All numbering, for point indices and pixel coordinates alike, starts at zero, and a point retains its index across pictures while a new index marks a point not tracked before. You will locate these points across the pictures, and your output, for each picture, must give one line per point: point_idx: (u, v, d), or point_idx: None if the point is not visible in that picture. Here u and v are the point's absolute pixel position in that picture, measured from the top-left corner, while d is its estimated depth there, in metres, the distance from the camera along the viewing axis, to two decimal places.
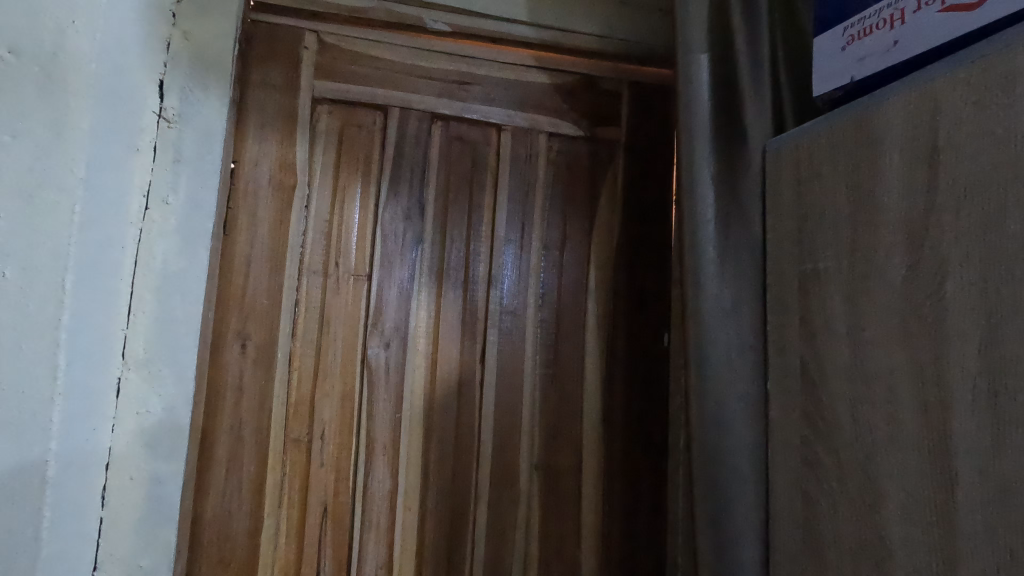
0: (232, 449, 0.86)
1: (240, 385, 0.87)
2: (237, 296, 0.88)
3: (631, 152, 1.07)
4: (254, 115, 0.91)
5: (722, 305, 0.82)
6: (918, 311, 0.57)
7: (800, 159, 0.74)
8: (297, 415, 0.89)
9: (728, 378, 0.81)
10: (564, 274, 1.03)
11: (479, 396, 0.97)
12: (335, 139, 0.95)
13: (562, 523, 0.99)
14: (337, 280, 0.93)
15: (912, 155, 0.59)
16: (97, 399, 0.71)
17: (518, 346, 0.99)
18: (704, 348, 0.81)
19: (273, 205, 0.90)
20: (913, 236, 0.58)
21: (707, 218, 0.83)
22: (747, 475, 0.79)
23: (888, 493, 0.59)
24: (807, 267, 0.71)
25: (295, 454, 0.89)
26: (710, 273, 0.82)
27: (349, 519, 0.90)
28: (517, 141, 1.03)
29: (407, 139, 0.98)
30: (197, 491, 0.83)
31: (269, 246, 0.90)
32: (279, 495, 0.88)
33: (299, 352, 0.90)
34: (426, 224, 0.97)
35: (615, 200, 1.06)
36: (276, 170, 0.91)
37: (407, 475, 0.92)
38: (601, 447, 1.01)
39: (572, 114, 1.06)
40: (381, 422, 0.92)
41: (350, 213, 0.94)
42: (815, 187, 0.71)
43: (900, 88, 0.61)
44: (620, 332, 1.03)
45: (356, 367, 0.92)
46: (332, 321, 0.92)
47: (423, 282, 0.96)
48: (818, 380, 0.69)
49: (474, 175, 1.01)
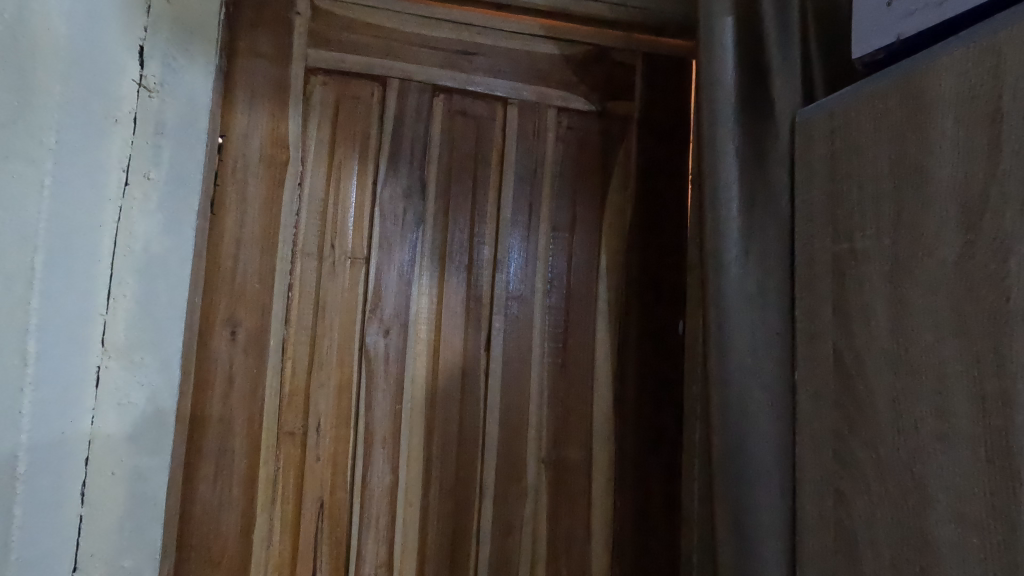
0: (222, 442, 0.81)
1: (231, 374, 0.82)
2: (226, 279, 0.82)
3: (645, 128, 1.01)
4: (243, 86, 0.85)
5: (746, 289, 0.76)
6: (974, 293, 0.52)
7: (835, 128, 0.68)
8: (291, 406, 0.84)
9: (752, 368, 0.75)
10: (574, 257, 0.97)
11: (484, 386, 0.92)
12: (330, 112, 0.89)
13: (572, 520, 0.94)
14: (332, 263, 0.87)
15: (970, 117, 0.53)
16: (72, 389, 0.65)
17: (525, 334, 0.94)
18: (726, 335, 0.76)
19: (264, 183, 0.85)
20: (969, 209, 0.52)
21: (730, 195, 0.77)
22: (773, 472, 0.73)
23: (936, 494, 0.53)
24: (843, 247, 0.65)
25: (290, 448, 0.84)
26: (733, 255, 0.76)
27: (347, 516, 0.85)
28: (523, 116, 0.97)
29: (407, 113, 0.92)
30: (185, 486, 0.79)
31: (260, 226, 0.84)
32: (272, 491, 0.83)
33: (293, 339, 0.85)
34: (427, 204, 0.91)
35: (628, 179, 1.00)
36: (267, 145, 0.85)
37: (408, 469, 0.87)
38: (613, 440, 0.96)
39: (582, 87, 0.99)
40: (380, 414, 0.87)
41: (346, 191, 0.89)
42: (852, 158, 0.65)
43: (954, 44, 0.54)
44: (633, 319, 0.98)
45: (353, 356, 0.87)
46: (328, 307, 0.86)
47: (425, 266, 0.91)
48: (854, 370, 0.63)
49: (479, 152, 0.95)
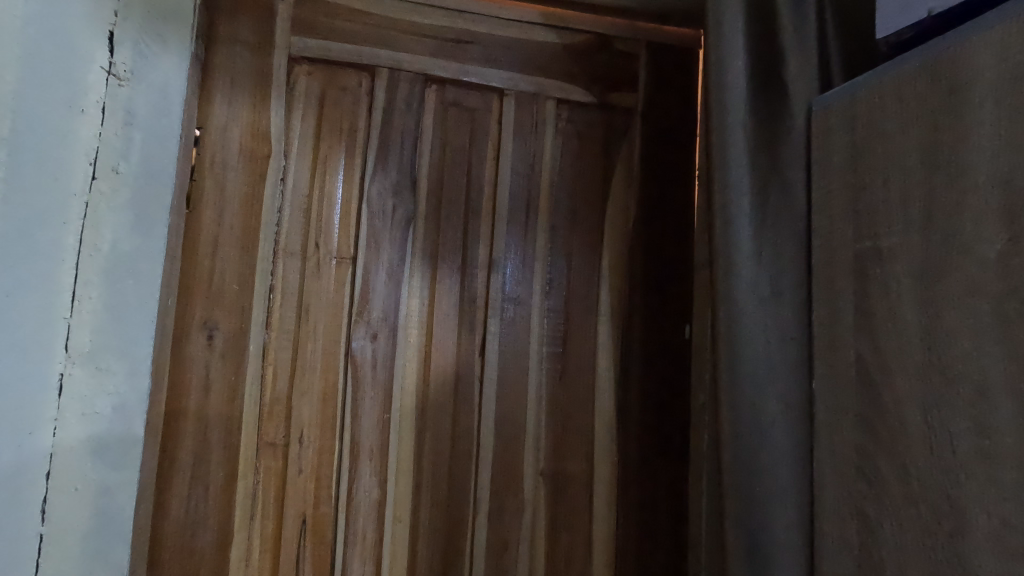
0: (197, 453, 0.75)
1: (207, 382, 0.76)
2: (203, 280, 0.77)
3: (649, 120, 0.96)
4: (222, 74, 0.80)
5: (759, 290, 0.70)
6: (1020, 294, 0.46)
7: (855, 115, 0.62)
8: (272, 415, 0.79)
9: (766, 375, 0.69)
10: (574, 256, 0.92)
11: (478, 393, 0.86)
12: (316, 103, 0.84)
13: (572, 536, 0.88)
14: (316, 264, 0.82)
15: (1014, 99, 0.47)
16: (31, 400, 0.59)
17: (522, 337, 0.89)
18: (737, 340, 0.70)
19: (244, 178, 0.80)
20: (1013, 200, 0.47)
21: (741, 190, 0.71)
22: (789, 488, 0.67)
23: (976, 519, 0.48)
24: (865, 245, 0.60)
25: (270, 460, 0.78)
26: (744, 253, 0.71)
27: (331, 532, 0.79)
28: (520, 107, 0.92)
29: (397, 104, 0.87)
30: (157, 501, 0.73)
31: (240, 224, 0.79)
32: (250, 506, 0.77)
33: (274, 345, 0.80)
34: (418, 201, 0.86)
35: (630, 174, 0.95)
36: (247, 138, 0.80)
37: (397, 482, 0.82)
38: (615, 449, 0.90)
39: (583, 77, 0.94)
40: (367, 424, 0.82)
41: (332, 187, 0.83)
42: (876, 148, 0.59)
43: (996, 18, 0.49)
44: (637, 322, 0.92)
45: (338, 362, 0.81)
46: (312, 309, 0.81)
47: (416, 266, 0.85)
48: (879, 379, 0.57)
49: (473, 146, 0.90)
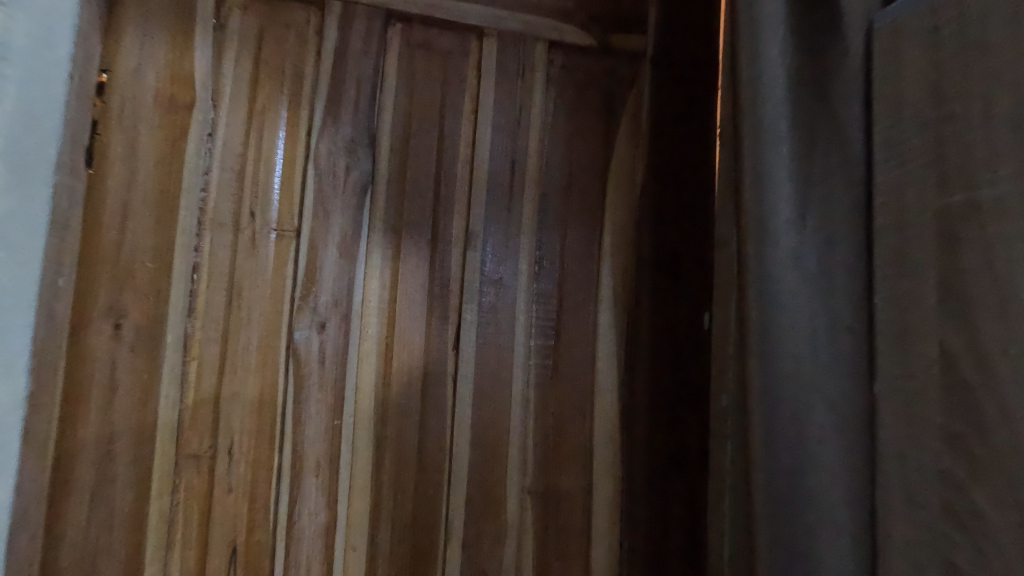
0: (103, 468, 0.61)
1: (114, 381, 0.62)
2: (108, 256, 0.63)
3: (660, 66, 0.80)
4: (133, 5, 0.65)
5: (803, 266, 0.53)
6: None
7: (941, 21, 0.46)
8: (196, 421, 0.64)
9: (814, 379, 0.52)
10: (569, 231, 0.78)
11: (450, 394, 0.72)
12: (252, 43, 0.69)
13: (565, 564, 0.74)
14: (251, 237, 0.67)
15: None
16: None
17: (503, 326, 0.74)
18: (773, 334, 0.52)
19: (160, 133, 0.65)
20: None
21: (779, 134, 0.54)
22: (846, 532, 0.50)
23: None
24: (959, 199, 0.44)
25: (194, 477, 0.64)
26: (783, 218, 0.53)
27: (269, 564, 0.65)
28: (504, 51, 0.77)
29: (352, 45, 0.71)
30: (47, 528, 0.59)
31: (156, 189, 0.65)
32: (166, 532, 0.63)
33: (198, 336, 0.65)
34: (379, 162, 0.71)
35: (637, 136, 0.81)
36: (166, 84, 0.66)
37: (350, 503, 0.68)
38: (615, 459, 0.77)
39: (581, 16, 0.80)
40: (312, 434, 0.67)
41: (271, 145, 0.69)
42: (975, 65, 0.43)
43: None
44: (645, 308, 0.77)
45: (278, 357, 0.67)
46: (245, 293, 0.67)
47: (375, 242, 0.71)
48: (984, 385, 0.41)
49: (446, 97, 0.74)
